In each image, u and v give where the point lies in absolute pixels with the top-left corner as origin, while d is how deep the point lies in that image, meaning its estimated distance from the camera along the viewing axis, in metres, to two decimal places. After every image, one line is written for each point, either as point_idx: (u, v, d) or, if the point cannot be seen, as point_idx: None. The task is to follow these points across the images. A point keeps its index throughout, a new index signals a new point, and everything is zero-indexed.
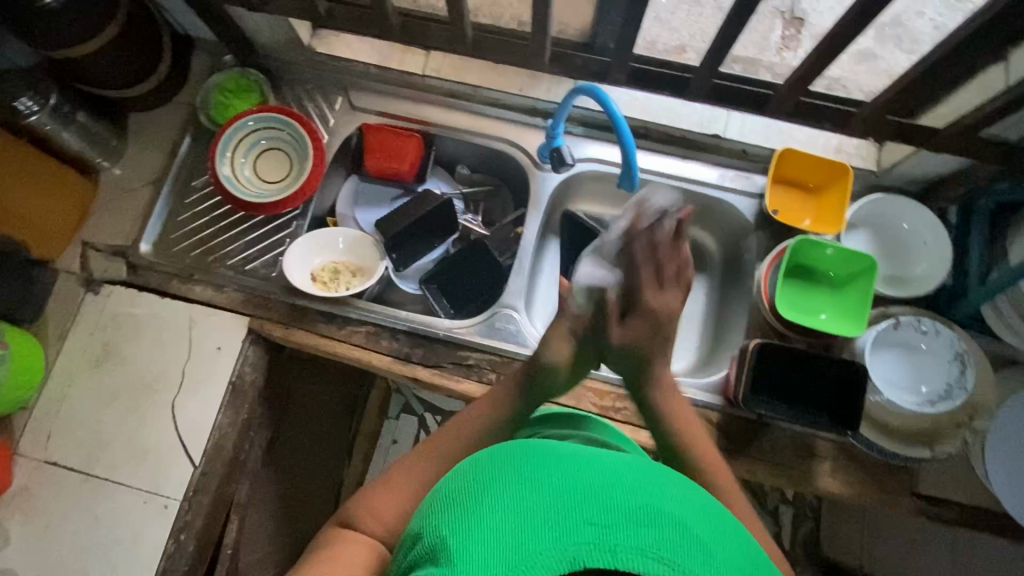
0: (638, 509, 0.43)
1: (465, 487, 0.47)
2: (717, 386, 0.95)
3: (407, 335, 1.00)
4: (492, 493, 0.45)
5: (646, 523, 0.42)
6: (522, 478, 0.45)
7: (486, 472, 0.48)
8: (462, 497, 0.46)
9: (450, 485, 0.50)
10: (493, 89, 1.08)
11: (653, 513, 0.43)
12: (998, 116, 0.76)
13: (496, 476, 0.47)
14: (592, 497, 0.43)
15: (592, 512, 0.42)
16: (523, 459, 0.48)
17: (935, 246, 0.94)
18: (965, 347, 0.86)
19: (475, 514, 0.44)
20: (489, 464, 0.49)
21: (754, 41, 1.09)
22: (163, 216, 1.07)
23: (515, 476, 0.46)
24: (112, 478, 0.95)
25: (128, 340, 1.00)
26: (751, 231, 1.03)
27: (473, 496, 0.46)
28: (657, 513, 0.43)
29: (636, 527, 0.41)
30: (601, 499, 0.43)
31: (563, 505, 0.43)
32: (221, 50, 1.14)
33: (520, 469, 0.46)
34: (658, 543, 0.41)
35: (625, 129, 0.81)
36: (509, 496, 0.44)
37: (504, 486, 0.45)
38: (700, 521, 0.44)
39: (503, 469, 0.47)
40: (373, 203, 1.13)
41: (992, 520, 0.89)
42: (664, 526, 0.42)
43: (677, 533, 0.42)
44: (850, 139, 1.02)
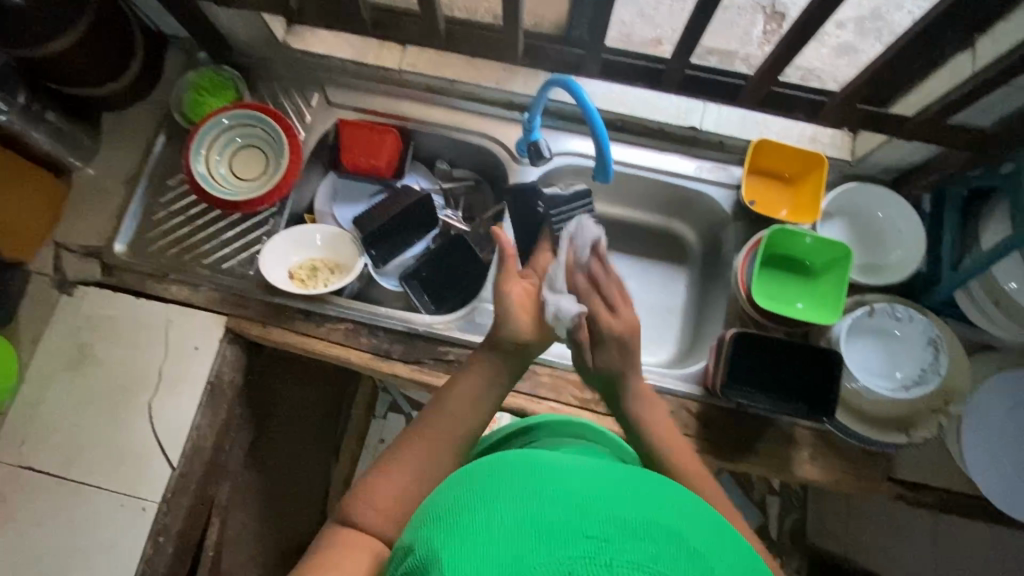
0: (634, 519, 0.42)
1: (457, 499, 0.46)
2: (697, 376, 0.95)
3: (387, 331, 0.99)
4: (483, 505, 0.44)
5: (641, 535, 0.41)
6: (514, 490, 0.44)
7: (477, 483, 0.46)
8: (453, 510, 0.45)
9: (440, 498, 0.48)
10: (470, 83, 1.07)
11: (649, 524, 0.42)
12: (964, 102, 0.77)
13: (487, 488, 0.45)
14: (586, 507, 0.42)
15: (586, 523, 0.41)
16: (512, 469, 0.47)
17: (910, 233, 0.95)
18: (938, 333, 0.86)
19: (467, 528, 0.43)
20: (480, 477, 0.47)
21: (737, 35, 1.10)
22: (138, 215, 1.05)
23: (506, 488, 0.45)
24: (88, 481, 0.93)
25: (104, 342, 0.99)
26: (729, 222, 1.04)
27: (464, 510, 0.44)
28: (653, 524, 0.42)
29: (633, 539, 0.40)
30: (596, 511, 0.42)
31: (558, 517, 0.41)
32: (196, 48, 1.13)
33: (511, 479, 0.45)
34: (655, 555, 0.40)
35: (597, 121, 0.81)
36: (502, 509, 0.43)
37: (496, 498, 0.44)
38: (695, 529, 0.44)
39: (493, 480, 0.46)
40: (352, 200, 1.13)
41: (969, 503, 0.91)
42: (661, 537, 0.41)
43: (673, 544, 0.41)
44: (824, 129, 1.03)
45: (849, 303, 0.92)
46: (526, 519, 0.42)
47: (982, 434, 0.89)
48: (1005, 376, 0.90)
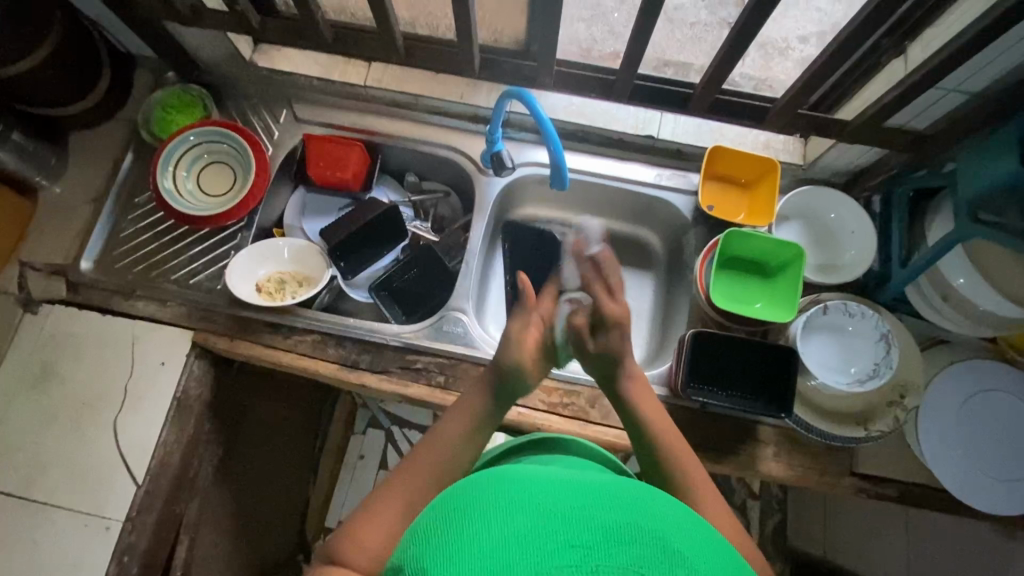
0: (617, 526, 0.43)
1: (444, 518, 0.46)
2: (661, 378, 0.97)
3: (355, 342, 1.00)
4: (472, 518, 0.44)
5: (626, 540, 0.42)
6: (501, 503, 0.45)
7: (467, 500, 0.47)
8: (444, 525, 0.45)
9: (429, 518, 0.48)
10: (434, 97, 1.10)
11: (633, 530, 0.43)
12: (895, 106, 0.81)
13: (475, 503, 0.46)
14: (571, 516, 0.43)
15: (572, 533, 0.42)
16: (500, 485, 0.48)
17: (861, 233, 0.98)
18: (889, 328, 0.89)
19: (456, 540, 0.43)
20: (468, 495, 0.48)
21: (701, 49, 1.13)
22: (105, 232, 1.06)
23: (495, 500, 0.46)
24: (51, 501, 0.92)
25: (68, 359, 0.98)
26: (689, 226, 1.07)
27: (453, 529, 0.44)
28: (635, 529, 0.43)
29: (617, 545, 0.42)
30: (582, 520, 0.43)
31: (544, 525, 0.42)
32: (164, 68, 1.15)
33: (498, 493, 0.46)
34: (640, 558, 0.41)
35: (551, 130, 0.83)
36: (491, 521, 0.44)
37: (486, 511, 0.45)
38: (679, 535, 0.45)
39: (482, 495, 0.47)
40: (321, 212, 1.14)
41: (931, 496, 0.92)
42: (645, 542, 0.43)
43: (657, 549, 0.42)
44: (777, 135, 1.07)
45: (804, 301, 0.94)
46: (514, 529, 0.42)
47: (938, 426, 0.91)
48: (959, 369, 0.93)
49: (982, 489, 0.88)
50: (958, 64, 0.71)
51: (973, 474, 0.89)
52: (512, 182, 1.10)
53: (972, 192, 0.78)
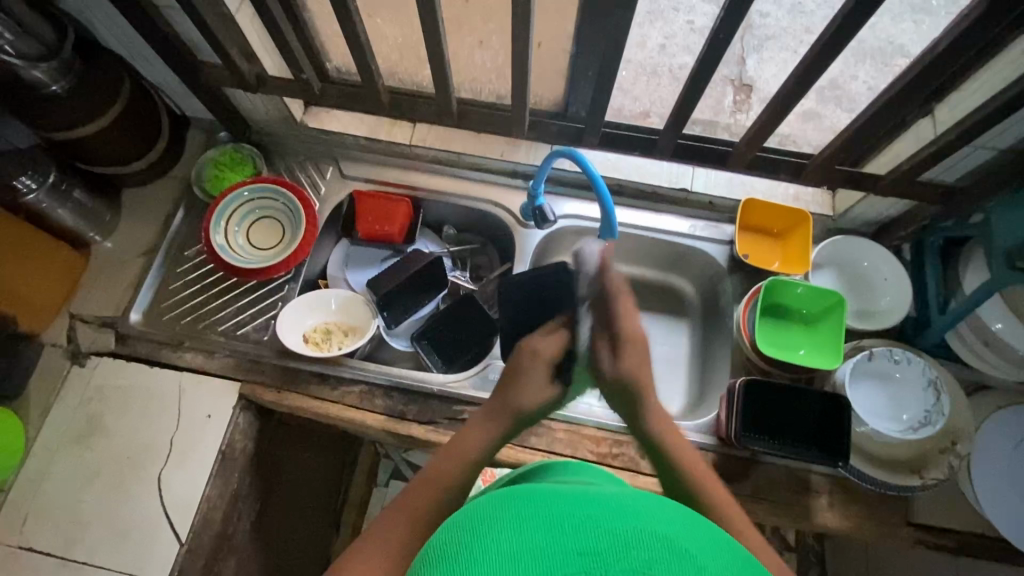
0: (624, 529, 0.42)
1: (455, 534, 0.44)
2: (709, 426, 0.96)
3: (403, 392, 1.00)
4: (479, 531, 0.43)
5: (635, 543, 0.41)
6: (508, 514, 0.44)
7: (470, 518, 0.45)
8: (451, 544, 0.43)
9: (434, 540, 0.46)
10: (477, 155, 1.16)
11: (645, 535, 0.41)
12: (928, 163, 0.86)
13: (480, 518, 0.44)
14: (579, 525, 0.42)
15: (579, 541, 0.41)
16: (501, 502, 0.46)
17: (895, 280, 1.01)
18: (937, 374, 0.90)
19: (465, 560, 0.41)
20: (472, 512, 0.46)
21: (709, 105, 1.20)
22: (155, 284, 1.08)
23: (501, 514, 0.44)
24: (90, 561, 0.90)
25: (113, 413, 0.98)
26: (725, 275, 1.09)
27: (467, 540, 0.43)
28: (643, 530, 0.42)
29: (628, 550, 0.40)
30: (590, 527, 0.42)
31: (554, 536, 0.41)
32: (216, 128, 1.21)
33: (502, 508, 0.45)
34: (650, 561, 0.40)
35: (602, 187, 0.87)
36: (499, 538, 0.42)
37: (492, 526, 0.43)
38: (685, 533, 0.43)
39: (485, 510, 0.45)
40: (364, 264, 1.16)
41: (990, 547, 0.91)
42: (656, 544, 0.41)
43: (666, 549, 0.41)
44: (805, 187, 1.12)
45: (848, 348, 0.96)
46: (527, 543, 0.41)
47: (993, 474, 0.90)
48: (1008, 413, 0.93)
49: None
50: (990, 125, 0.77)
51: None
52: (550, 234, 1.14)
53: (1007, 242, 0.81)
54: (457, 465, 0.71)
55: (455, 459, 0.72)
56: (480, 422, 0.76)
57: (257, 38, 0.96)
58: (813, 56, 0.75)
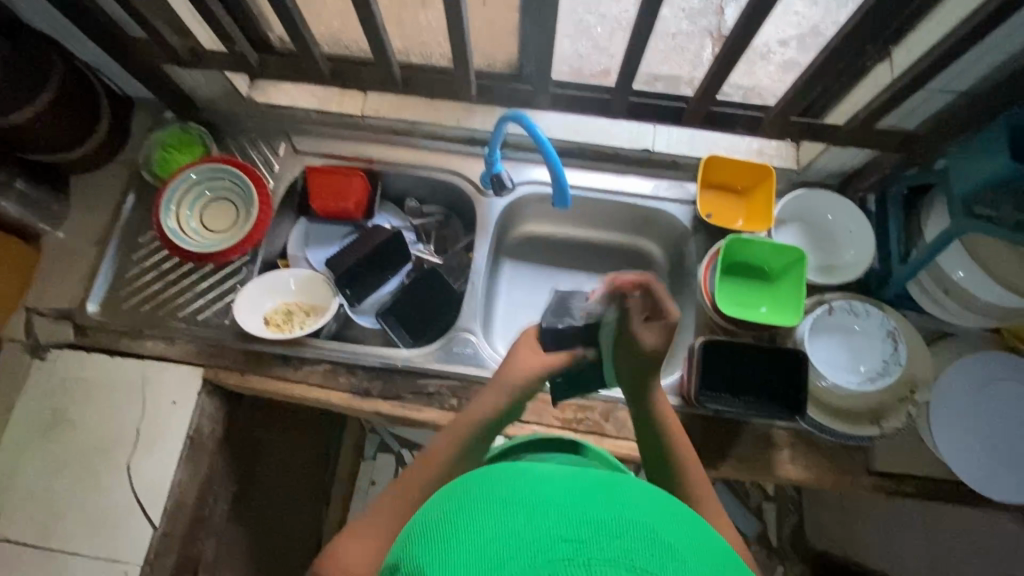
0: (609, 520, 0.41)
1: (438, 518, 0.44)
2: (673, 387, 0.97)
3: (366, 369, 1.00)
4: (459, 517, 0.42)
5: (618, 533, 0.40)
6: (494, 500, 0.43)
7: (455, 502, 0.44)
8: (434, 530, 0.43)
9: (417, 521, 0.45)
10: (429, 122, 1.11)
11: (630, 524, 0.41)
12: (885, 110, 0.84)
13: (461, 505, 0.43)
14: (566, 511, 0.41)
15: (564, 528, 0.40)
16: (488, 484, 0.45)
17: (859, 232, 1.00)
18: (894, 325, 0.91)
19: (446, 546, 0.41)
20: (453, 494, 0.45)
21: (688, 58, 1.09)
22: (110, 274, 1.06)
23: (484, 498, 0.43)
24: (67, 550, 0.91)
25: (77, 404, 0.98)
26: (690, 235, 1.08)
27: (450, 526, 0.42)
28: (631, 521, 0.41)
29: (614, 540, 0.40)
30: (574, 514, 0.41)
31: (538, 525, 0.40)
32: (163, 108, 1.16)
33: (487, 492, 0.44)
34: (633, 552, 0.39)
35: (549, 149, 0.85)
36: (482, 527, 0.41)
37: (472, 512, 0.42)
38: (671, 524, 0.43)
39: (464, 493, 0.45)
40: (324, 242, 1.14)
41: (950, 490, 0.92)
42: (639, 536, 0.41)
43: (654, 543, 0.41)
44: (768, 141, 1.09)
45: (810, 303, 0.96)
46: (509, 531, 0.40)
47: (951, 419, 0.91)
48: (972, 360, 0.93)
49: (1000, 479, 0.88)
50: (942, 67, 0.74)
51: (993, 466, 0.88)
52: (512, 201, 1.11)
53: (965, 189, 0.79)
54: (452, 442, 0.74)
55: (451, 437, 0.74)
56: (493, 392, 0.76)
57: (186, 10, 0.91)
58: (757, 1, 0.72)
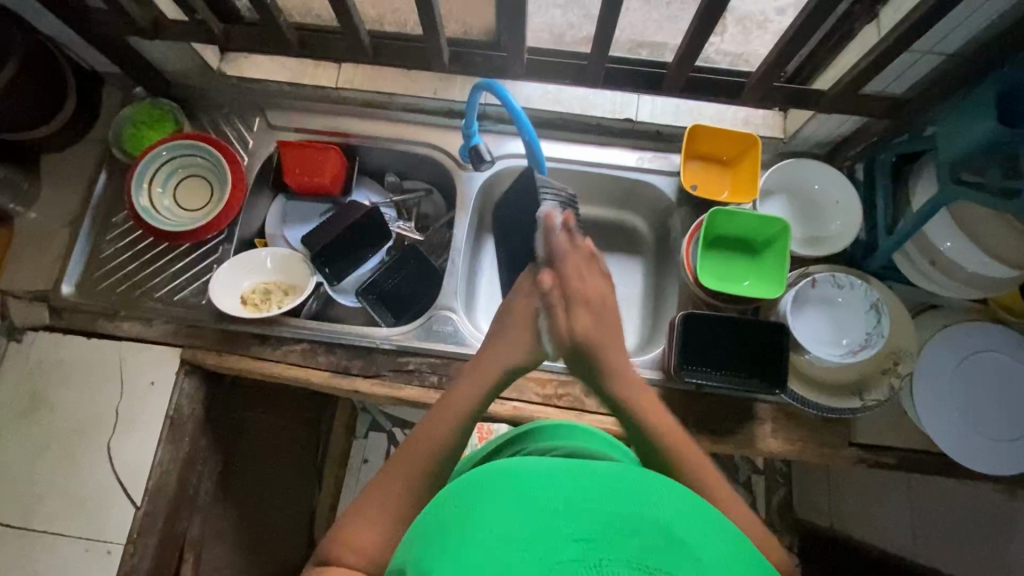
0: (617, 520, 0.45)
1: (452, 520, 0.47)
2: (654, 362, 0.96)
3: (346, 348, 0.99)
4: (470, 520, 0.46)
5: (632, 533, 0.44)
6: (508, 505, 0.47)
7: (466, 506, 0.48)
8: (447, 531, 0.46)
9: (429, 522, 0.49)
10: (408, 94, 1.08)
11: (638, 525, 0.44)
12: (869, 74, 0.81)
13: (473, 507, 0.47)
14: (579, 516, 0.45)
15: (574, 528, 0.44)
16: (497, 487, 0.49)
17: (846, 203, 0.98)
18: (878, 297, 0.89)
19: (459, 545, 0.45)
20: (467, 496, 0.49)
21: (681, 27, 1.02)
22: (84, 255, 1.04)
23: (495, 502, 0.47)
24: (51, 530, 0.91)
25: (56, 386, 0.97)
26: (674, 208, 1.06)
27: (462, 530, 0.46)
28: (639, 521, 0.45)
29: (623, 538, 0.43)
30: (587, 518, 0.44)
31: (551, 528, 0.44)
32: (131, 83, 1.12)
33: (501, 496, 0.48)
34: (645, 552, 0.43)
35: (522, 120, 0.83)
36: (495, 529, 0.45)
37: (487, 513, 0.46)
38: (676, 520, 0.47)
39: (478, 494, 0.49)
40: (302, 220, 1.12)
41: (932, 461, 0.92)
42: (650, 535, 0.44)
43: (662, 539, 0.44)
44: (755, 110, 1.06)
45: (793, 276, 0.94)
46: (519, 531, 0.44)
47: (934, 392, 0.90)
48: (953, 331, 0.93)
49: (981, 450, 0.87)
50: (926, 27, 0.71)
51: (973, 436, 0.88)
52: (492, 175, 1.09)
53: (951, 154, 0.77)
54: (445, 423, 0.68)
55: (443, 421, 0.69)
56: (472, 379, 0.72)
57: None
58: None
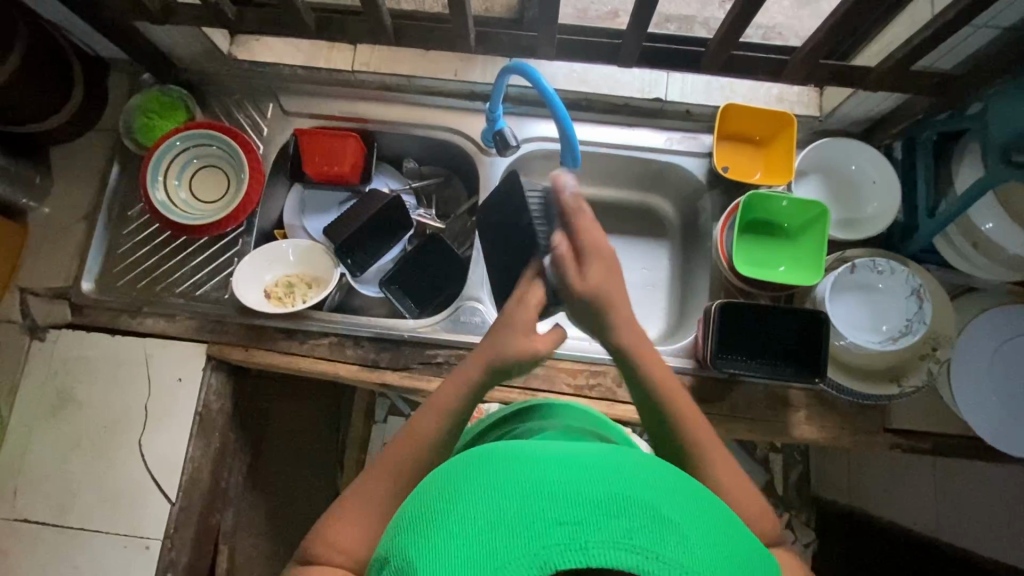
0: (603, 499, 0.42)
1: (433, 508, 0.45)
2: (686, 349, 0.95)
3: (373, 340, 0.98)
4: (452, 502, 0.45)
5: (617, 512, 0.41)
6: (487, 486, 0.44)
7: (444, 488, 0.46)
8: (428, 518, 0.45)
9: (410, 510, 0.48)
10: (427, 77, 1.04)
11: (625, 503, 0.42)
12: (921, 50, 0.77)
13: (454, 491, 0.46)
14: (562, 497, 0.42)
15: (558, 510, 0.41)
16: (475, 469, 0.47)
17: (884, 183, 0.95)
18: (921, 282, 0.86)
19: (439, 534, 0.43)
20: (450, 476, 0.48)
21: None
22: (102, 250, 1.02)
23: (471, 485, 0.45)
24: (88, 527, 0.92)
25: (83, 384, 0.96)
26: (705, 191, 1.03)
27: (441, 515, 0.44)
28: (627, 500, 0.42)
29: (609, 519, 0.41)
30: (567, 495, 0.42)
31: (533, 509, 0.42)
32: (139, 69, 1.08)
33: (477, 478, 0.46)
34: (631, 531, 0.40)
35: (557, 103, 0.80)
36: (473, 512, 0.43)
37: (469, 495, 0.44)
38: (671, 499, 0.44)
39: (459, 477, 0.47)
40: (322, 210, 1.10)
41: (967, 446, 0.92)
42: (636, 512, 0.41)
43: (650, 519, 0.41)
44: (790, 86, 1.02)
45: (831, 261, 0.92)
46: (501, 515, 0.42)
47: (971, 378, 0.89)
48: (993, 316, 0.91)
49: (1020, 435, 0.86)
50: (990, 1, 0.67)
51: (1011, 421, 0.87)
52: (516, 160, 1.05)
53: (999, 134, 0.75)
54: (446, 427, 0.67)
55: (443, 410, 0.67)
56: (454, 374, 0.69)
57: None
58: None
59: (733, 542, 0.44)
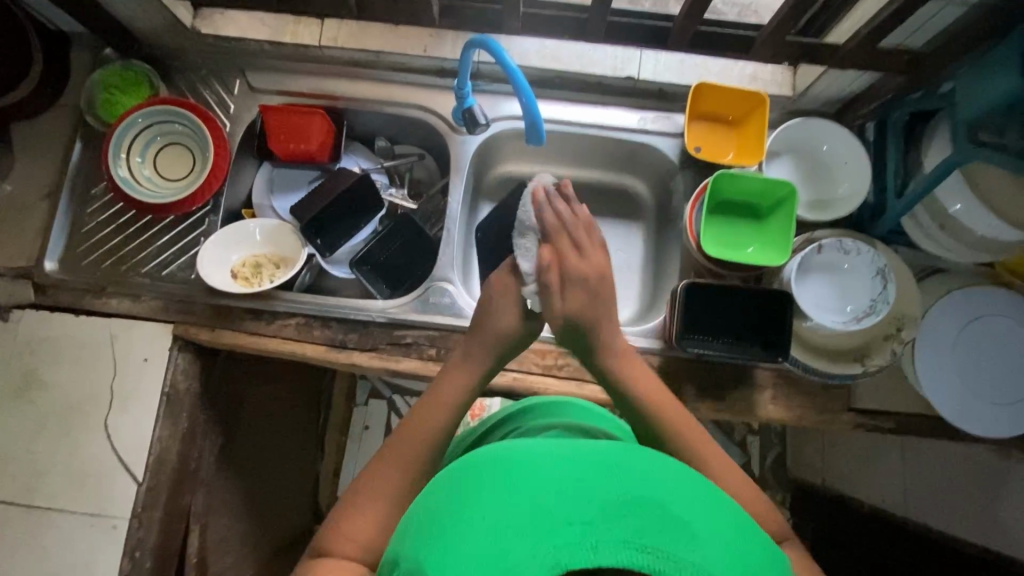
0: (612, 498, 0.42)
1: (441, 514, 0.45)
2: (656, 330, 0.95)
3: (342, 321, 0.97)
4: (462, 505, 0.45)
5: (626, 512, 0.42)
6: (496, 489, 0.45)
7: (454, 493, 0.47)
8: (438, 521, 0.45)
9: (417, 517, 0.48)
10: (395, 52, 1.00)
11: (632, 502, 0.42)
12: (887, 26, 0.76)
13: (463, 495, 0.46)
14: (571, 497, 0.42)
15: (568, 511, 0.41)
16: (485, 472, 0.47)
17: (856, 165, 0.94)
18: (886, 262, 0.87)
19: (447, 536, 0.43)
20: (461, 479, 0.48)
21: None
22: (66, 229, 1.00)
23: (478, 489, 0.45)
24: (54, 506, 0.91)
25: (47, 365, 0.95)
26: (677, 171, 1.02)
27: (449, 519, 0.44)
28: (637, 501, 0.43)
29: (618, 518, 0.41)
30: (575, 495, 0.42)
31: (544, 510, 0.42)
32: (101, 43, 1.05)
33: (486, 481, 0.46)
34: (639, 530, 0.40)
35: (519, 79, 0.79)
36: (484, 514, 0.43)
37: (479, 497, 0.45)
38: (679, 500, 0.45)
39: (468, 481, 0.47)
40: (291, 188, 1.08)
41: (930, 425, 0.93)
42: (645, 512, 0.42)
43: (660, 520, 0.42)
44: (764, 65, 1.00)
45: (798, 241, 0.91)
46: (510, 516, 0.42)
47: (935, 358, 0.90)
48: (959, 296, 0.91)
49: (980, 414, 0.87)
50: None
51: (973, 401, 0.88)
52: (487, 139, 1.04)
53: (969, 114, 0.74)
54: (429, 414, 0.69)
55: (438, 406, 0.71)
56: (459, 367, 0.74)
57: None
58: None
59: (743, 543, 0.44)
